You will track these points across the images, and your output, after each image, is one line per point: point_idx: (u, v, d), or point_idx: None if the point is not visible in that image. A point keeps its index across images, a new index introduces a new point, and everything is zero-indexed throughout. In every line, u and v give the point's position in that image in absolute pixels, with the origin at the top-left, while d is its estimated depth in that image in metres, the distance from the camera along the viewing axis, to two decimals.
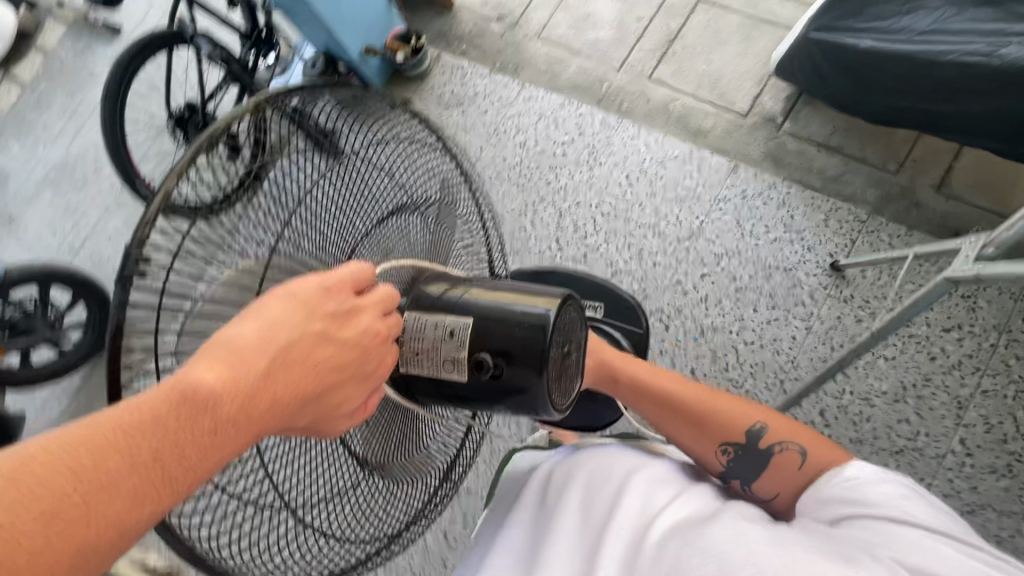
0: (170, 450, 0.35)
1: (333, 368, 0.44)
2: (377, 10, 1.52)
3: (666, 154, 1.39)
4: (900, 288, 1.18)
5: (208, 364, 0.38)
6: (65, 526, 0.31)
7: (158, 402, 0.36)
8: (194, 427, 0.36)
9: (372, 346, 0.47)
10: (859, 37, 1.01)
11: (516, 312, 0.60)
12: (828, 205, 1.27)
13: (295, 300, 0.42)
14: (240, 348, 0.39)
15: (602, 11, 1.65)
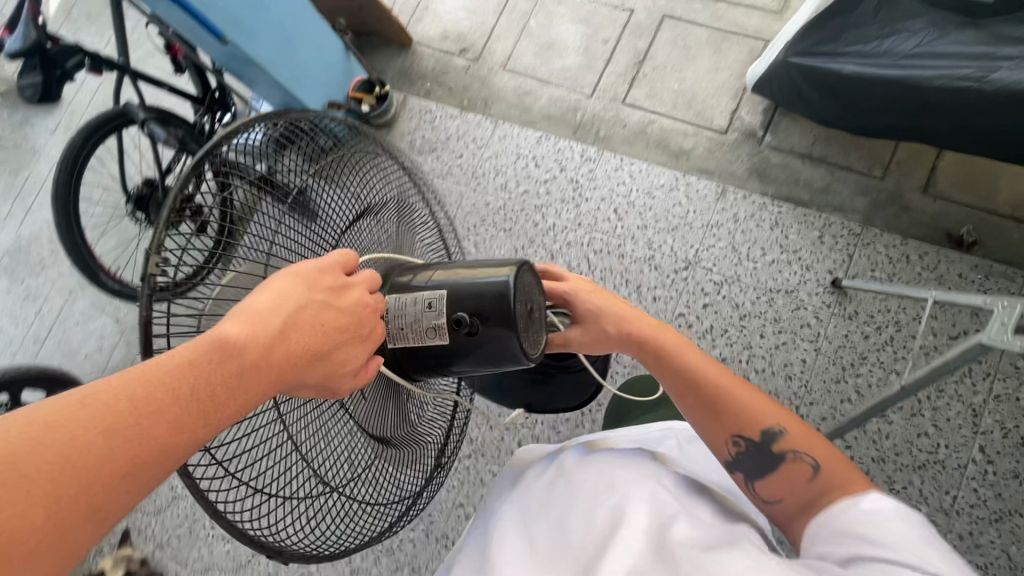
0: (206, 388, 0.42)
1: (336, 330, 0.51)
2: (335, 63, 1.45)
3: (652, 183, 1.37)
4: (904, 301, 1.17)
5: (232, 325, 0.45)
6: (121, 443, 0.38)
7: (196, 354, 0.42)
8: (225, 370, 0.43)
9: (365, 316, 0.54)
10: (841, 62, 0.99)
11: (482, 280, 0.61)
12: (821, 221, 1.26)
13: (295, 277, 0.50)
14: (253, 309, 0.47)
15: (566, 36, 1.61)
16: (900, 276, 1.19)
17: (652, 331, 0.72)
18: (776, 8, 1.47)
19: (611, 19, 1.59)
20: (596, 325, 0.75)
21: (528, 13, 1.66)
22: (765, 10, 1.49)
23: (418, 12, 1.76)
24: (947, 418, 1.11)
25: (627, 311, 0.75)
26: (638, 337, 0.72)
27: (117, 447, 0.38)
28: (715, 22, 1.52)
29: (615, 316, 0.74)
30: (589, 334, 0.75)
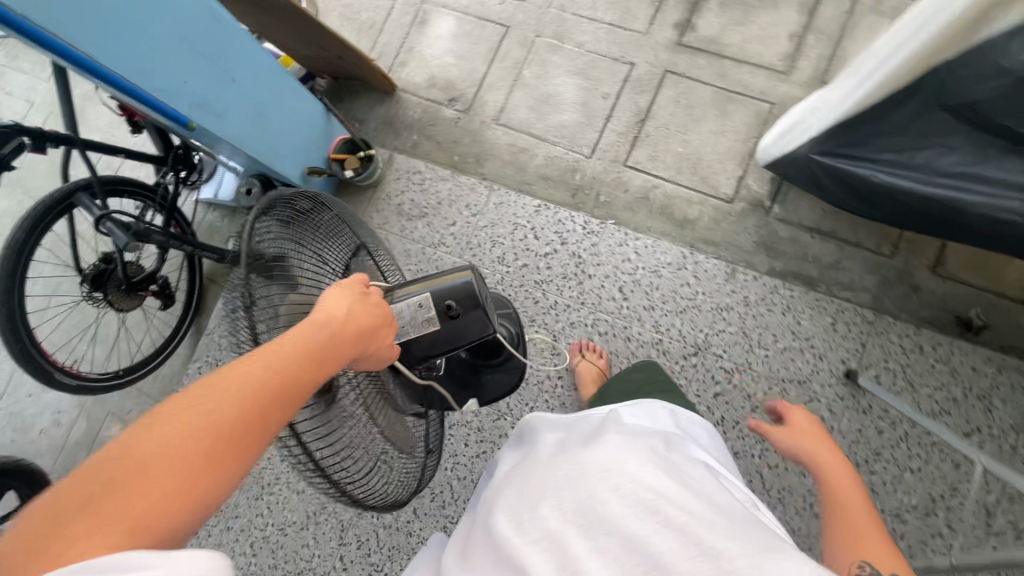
0: (311, 349, 0.54)
1: (379, 320, 0.67)
2: (315, 125, 1.32)
3: (658, 261, 1.30)
4: (918, 394, 1.15)
5: (318, 307, 0.60)
6: (266, 396, 0.49)
7: (302, 330, 0.55)
8: (319, 336, 0.56)
9: (387, 309, 0.70)
10: (870, 168, 0.94)
11: (450, 282, 0.82)
12: (834, 306, 1.22)
13: (343, 287, 0.65)
14: (330, 305, 0.60)
15: (563, 89, 1.51)
16: (912, 367, 1.16)
17: (829, 456, 0.77)
18: (784, 69, 1.41)
19: (610, 73, 1.50)
20: (793, 437, 0.83)
21: (522, 62, 1.55)
22: (771, 69, 1.42)
23: (402, 55, 1.63)
24: (961, 518, 1.09)
25: (823, 436, 0.82)
26: (823, 457, 0.77)
27: (259, 397, 0.48)
28: (720, 80, 1.44)
29: (816, 440, 0.80)
30: (785, 442, 0.83)
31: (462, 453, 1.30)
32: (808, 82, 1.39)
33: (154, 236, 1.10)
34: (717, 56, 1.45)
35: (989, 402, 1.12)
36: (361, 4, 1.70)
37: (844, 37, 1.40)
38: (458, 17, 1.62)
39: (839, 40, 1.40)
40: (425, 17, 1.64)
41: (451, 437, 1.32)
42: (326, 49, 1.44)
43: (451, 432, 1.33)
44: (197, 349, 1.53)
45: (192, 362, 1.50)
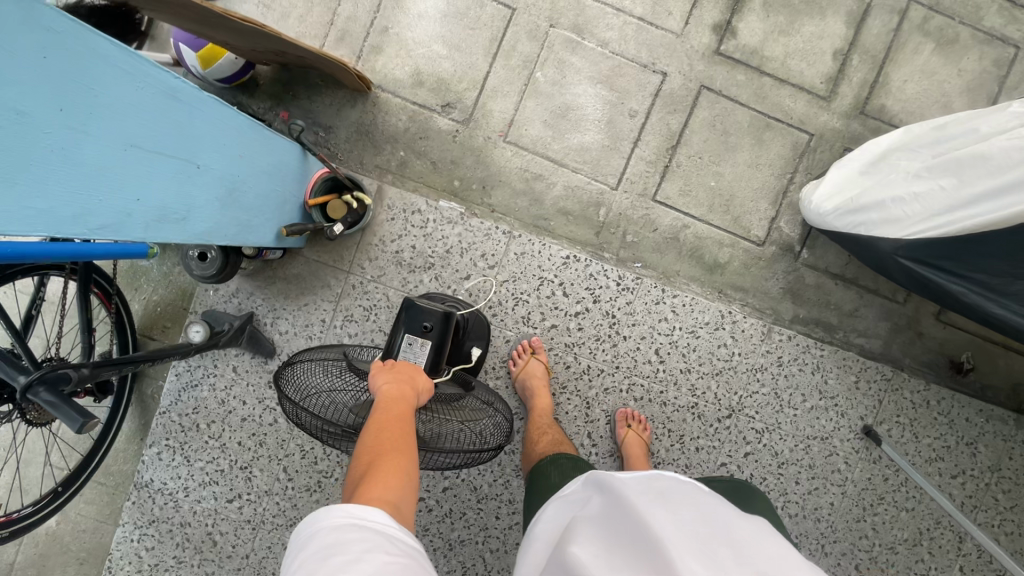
0: (399, 414, 0.82)
1: (410, 367, 0.94)
2: (291, 170, 0.99)
3: (696, 321, 1.24)
4: (920, 443, 1.26)
5: (382, 384, 0.87)
6: (396, 454, 0.76)
7: (389, 405, 0.83)
8: (400, 405, 0.83)
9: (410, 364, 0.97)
10: (958, 282, 0.90)
11: (411, 311, 1.00)
12: (857, 364, 1.27)
13: (382, 367, 0.93)
14: (382, 384, 0.88)
15: (584, 101, 1.27)
16: (917, 418, 1.26)
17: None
18: (825, 96, 1.28)
19: (638, 84, 1.27)
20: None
21: (533, 61, 1.26)
22: (812, 93, 1.29)
23: (374, 38, 1.25)
24: (940, 546, 1.27)
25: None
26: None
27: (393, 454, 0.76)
28: (758, 103, 1.28)
29: None
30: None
31: (493, 526, 1.24)
32: (847, 111, 1.29)
33: (104, 372, 0.84)
34: (757, 73, 1.28)
35: (973, 447, 1.26)
36: None
37: (888, 61, 1.28)
38: None
39: (883, 63, 1.28)
40: None
41: (480, 510, 1.24)
42: (281, 47, 1.05)
43: (479, 505, 1.24)
44: (151, 425, 1.26)
45: (147, 446, 1.24)
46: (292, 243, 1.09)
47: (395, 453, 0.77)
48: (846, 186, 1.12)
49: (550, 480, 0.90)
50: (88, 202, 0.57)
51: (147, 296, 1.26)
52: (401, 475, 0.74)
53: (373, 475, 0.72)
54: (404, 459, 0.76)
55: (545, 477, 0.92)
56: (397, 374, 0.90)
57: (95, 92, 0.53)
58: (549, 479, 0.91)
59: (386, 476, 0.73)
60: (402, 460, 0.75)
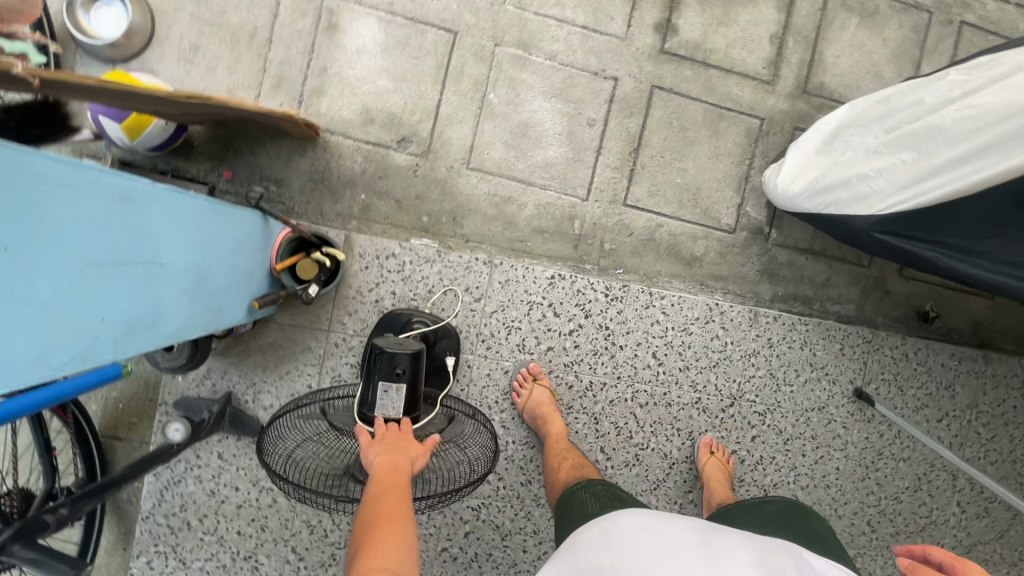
0: (393, 488, 0.69)
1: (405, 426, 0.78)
2: (254, 239, 0.92)
3: (686, 318, 1.26)
4: (905, 396, 1.34)
5: (372, 454, 0.72)
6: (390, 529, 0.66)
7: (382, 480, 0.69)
8: (396, 478, 0.69)
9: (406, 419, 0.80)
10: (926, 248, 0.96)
11: (376, 360, 0.81)
12: (840, 332, 1.32)
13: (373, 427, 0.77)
14: (372, 452, 0.73)
15: (541, 117, 1.25)
16: (898, 371, 1.34)
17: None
18: (768, 81, 1.33)
19: (592, 93, 1.27)
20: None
21: (484, 83, 1.23)
22: (757, 79, 1.32)
23: (313, 80, 1.18)
24: (938, 486, 1.35)
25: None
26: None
27: (388, 530, 0.66)
28: (706, 96, 1.31)
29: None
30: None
31: (522, 560, 1.21)
32: (789, 93, 1.34)
33: (85, 503, 0.82)
34: (701, 67, 1.31)
35: (951, 388, 1.35)
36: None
37: (820, 40, 1.34)
38: (383, 17, 1.19)
39: (815, 43, 1.34)
40: (332, 19, 1.18)
41: (506, 548, 1.20)
42: (215, 109, 0.97)
43: (504, 543, 1.20)
44: (133, 533, 1.14)
45: (134, 558, 1.12)
46: (264, 312, 1.01)
47: (390, 527, 0.66)
48: (806, 167, 1.16)
49: (589, 510, 0.84)
50: (52, 336, 0.49)
51: (104, 394, 1.13)
52: (397, 544, 0.65)
53: (365, 543, 0.64)
54: (401, 535, 0.66)
55: (581, 505, 0.86)
56: (387, 438, 0.76)
57: (37, 214, 0.44)
58: (587, 508, 0.85)
59: (379, 544, 0.64)
60: (398, 531, 0.66)
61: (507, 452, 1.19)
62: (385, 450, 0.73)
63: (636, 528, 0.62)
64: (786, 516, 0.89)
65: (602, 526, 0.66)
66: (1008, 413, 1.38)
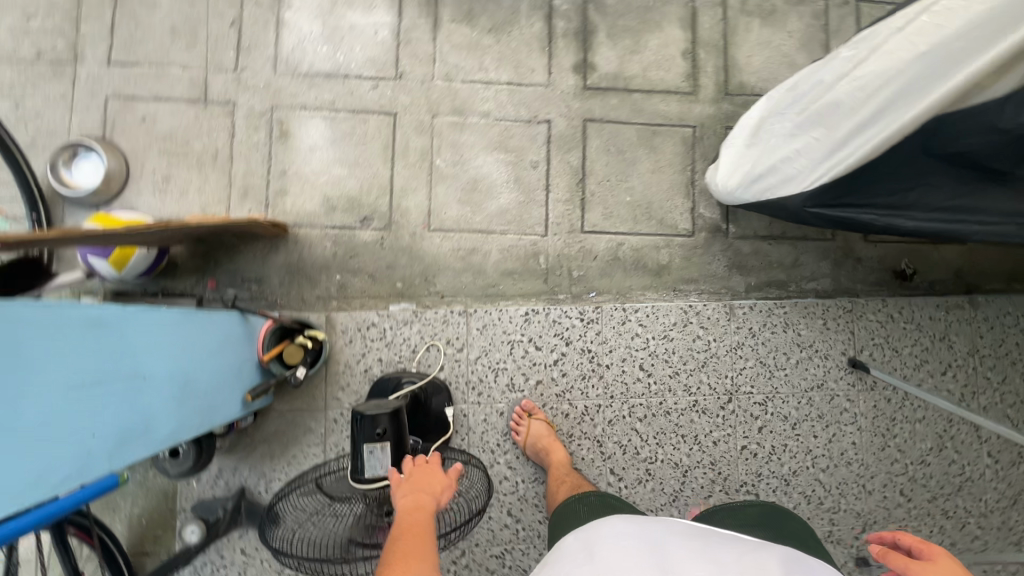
0: (415, 529, 0.74)
1: (432, 473, 0.83)
2: (236, 337, 0.99)
3: (664, 326, 1.29)
4: (903, 356, 1.34)
5: (401, 495, 0.77)
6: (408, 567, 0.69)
7: (408, 521, 0.74)
8: (419, 523, 0.75)
9: (434, 465, 0.86)
10: (860, 212, 1.01)
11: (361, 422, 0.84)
12: (819, 307, 1.35)
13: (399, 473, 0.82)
14: (399, 494, 0.77)
15: (488, 170, 1.35)
16: (889, 333, 1.34)
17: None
18: (690, 92, 1.42)
19: (529, 138, 1.37)
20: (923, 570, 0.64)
21: (429, 151, 1.34)
22: (679, 92, 1.42)
23: (275, 183, 1.29)
24: (963, 440, 1.33)
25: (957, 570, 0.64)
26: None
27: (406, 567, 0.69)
28: (636, 118, 1.40)
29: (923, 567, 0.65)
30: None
31: None
32: (713, 98, 1.42)
33: None
34: (625, 93, 1.40)
35: (947, 339, 1.35)
36: (184, 131, 1.29)
37: (729, 45, 1.44)
38: (328, 115, 1.32)
39: (725, 49, 1.44)
40: (283, 127, 1.31)
41: None
42: (186, 229, 1.07)
43: None
44: None
45: None
46: (260, 402, 1.07)
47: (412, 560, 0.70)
48: (736, 162, 1.22)
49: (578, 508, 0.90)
50: (43, 458, 0.55)
51: (127, 513, 1.18)
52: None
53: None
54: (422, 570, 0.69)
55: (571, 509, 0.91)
56: (414, 475, 0.81)
57: (14, 355, 0.51)
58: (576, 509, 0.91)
59: (400, 572, 0.68)
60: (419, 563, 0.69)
61: (519, 492, 1.21)
62: (411, 487, 0.79)
63: (619, 534, 0.67)
64: (769, 515, 0.92)
65: (586, 534, 0.69)
66: (1012, 352, 1.37)
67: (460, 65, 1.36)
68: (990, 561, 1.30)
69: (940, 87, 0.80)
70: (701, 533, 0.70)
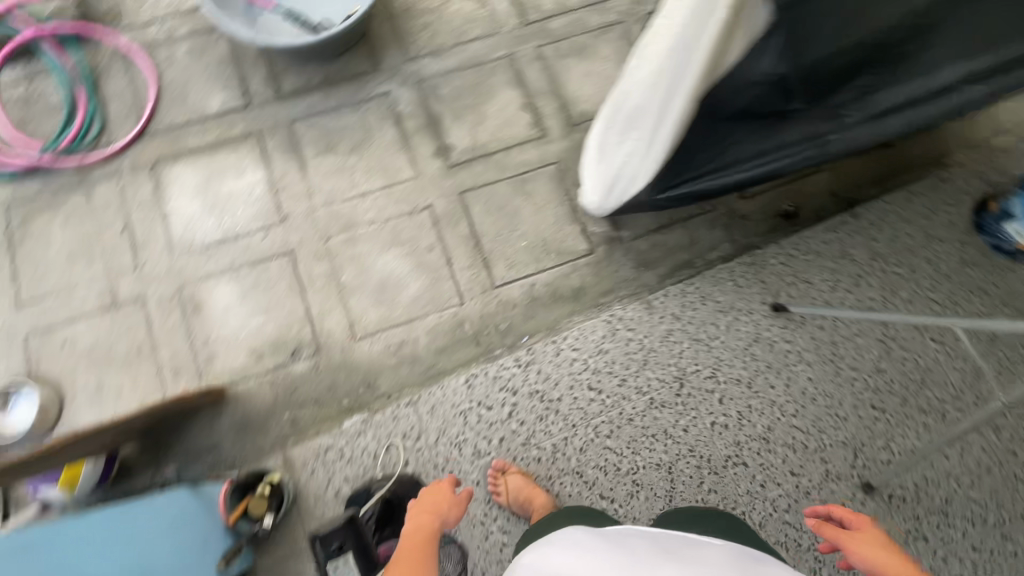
0: (413, 551, 0.89)
1: (436, 504, 0.97)
2: (195, 510, 1.03)
3: (596, 342, 1.36)
4: (816, 284, 1.42)
5: (411, 520, 0.94)
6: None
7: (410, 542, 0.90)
8: (417, 546, 0.90)
9: (443, 491, 1.00)
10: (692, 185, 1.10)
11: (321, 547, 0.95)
12: (725, 271, 1.45)
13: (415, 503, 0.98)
14: (409, 521, 0.94)
15: (390, 267, 1.45)
16: (796, 270, 1.44)
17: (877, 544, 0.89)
18: (541, 135, 1.58)
19: (417, 226, 1.48)
20: (852, 537, 0.91)
21: (333, 271, 1.43)
22: (532, 139, 1.57)
23: (202, 354, 1.36)
24: (905, 337, 1.39)
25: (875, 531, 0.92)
26: (872, 546, 0.89)
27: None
28: (503, 174, 1.54)
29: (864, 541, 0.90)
30: (848, 550, 0.90)
31: None
32: (563, 133, 1.58)
33: None
34: (486, 158, 1.55)
35: (847, 254, 1.46)
36: (105, 340, 1.36)
37: (559, 87, 1.62)
38: (232, 276, 1.41)
39: (557, 91, 1.62)
40: (194, 300, 1.39)
41: None
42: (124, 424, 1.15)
43: None
44: None
45: None
46: (240, 566, 1.08)
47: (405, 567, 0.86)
48: (588, 179, 1.30)
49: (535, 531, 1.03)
50: None
51: None
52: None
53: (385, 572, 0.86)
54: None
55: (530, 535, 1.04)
56: (424, 500, 0.98)
57: None
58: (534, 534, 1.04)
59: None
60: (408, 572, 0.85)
61: None
62: (419, 510, 0.96)
63: (581, 546, 0.80)
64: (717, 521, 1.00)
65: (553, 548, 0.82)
66: (908, 243, 1.47)
67: (336, 189, 1.49)
68: (981, 438, 1.34)
69: (693, 56, 0.89)
70: (661, 538, 0.84)
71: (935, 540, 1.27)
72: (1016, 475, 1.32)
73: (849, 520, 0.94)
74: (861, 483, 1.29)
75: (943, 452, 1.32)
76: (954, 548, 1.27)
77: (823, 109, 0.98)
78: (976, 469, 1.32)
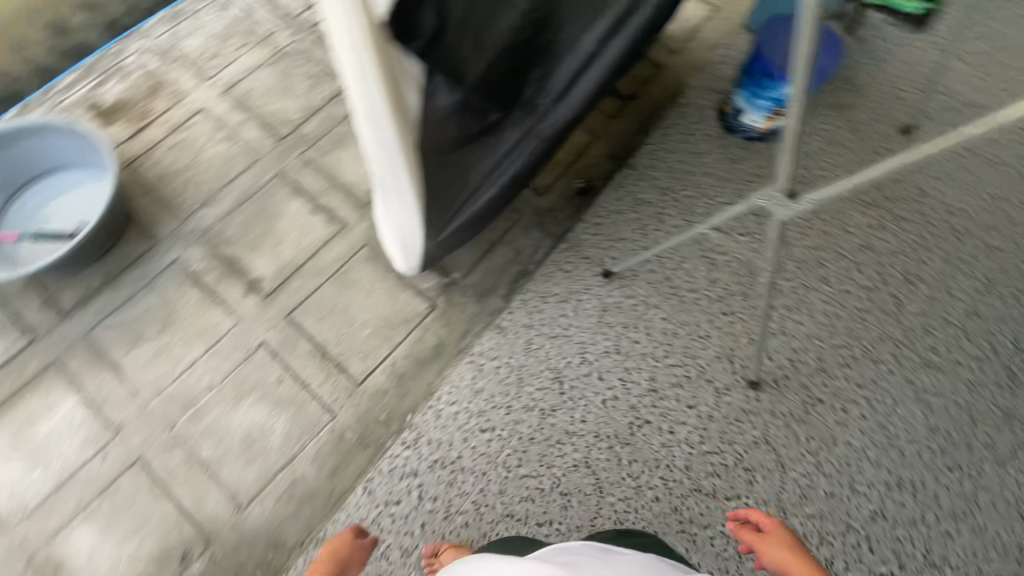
0: None
1: (338, 556, 1.11)
2: None
3: (469, 385, 1.37)
4: (630, 236, 1.54)
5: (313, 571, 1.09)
6: None
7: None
8: None
9: (346, 542, 1.14)
10: (461, 216, 1.19)
11: None
12: (551, 265, 1.53)
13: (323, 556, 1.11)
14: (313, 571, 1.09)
15: (248, 418, 1.38)
16: (608, 234, 1.56)
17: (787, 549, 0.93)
18: (341, 228, 1.61)
19: (259, 367, 1.44)
20: (765, 542, 0.97)
21: (191, 453, 1.35)
22: (333, 235, 1.60)
23: None
24: (720, 243, 1.53)
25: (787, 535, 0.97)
26: (784, 551, 0.94)
27: None
28: (321, 278, 1.55)
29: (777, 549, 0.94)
30: (762, 553, 0.96)
31: None
32: (358, 215, 1.62)
33: None
34: (297, 272, 1.56)
35: (642, 200, 1.60)
36: None
37: (337, 179, 1.67)
38: (83, 516, 1.28)
39: (337, 183, 1.67)
40: (51, 563, 1.25)
41: None
42: None
43: None
44: None
45: None
46: None
47: None
48: (387, 243, 1.34)
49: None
50: None
51: None
52: None
53: None
54: None
55: None
56: (331, 553, 1.12)
57: None
58: None
59: None
60: None
61: None
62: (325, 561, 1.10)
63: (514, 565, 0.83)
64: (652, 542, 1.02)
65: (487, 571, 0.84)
66: (683, 167, 1.64)
67: (160, 374, 1.42)
68: (817, 293, 1.49)
69: (385, 119, 0.95)
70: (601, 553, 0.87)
71: (827, 396, 1.38)
72: (858, 307, 1.47)
73: (765, 525, 1.00)
74: (747, 383, 1.38)
75: (796, 319, 1.45)
76: (844, 395, 1.38)
77: (520, 109, 1.07)
78: (827, 320, 1.45)
